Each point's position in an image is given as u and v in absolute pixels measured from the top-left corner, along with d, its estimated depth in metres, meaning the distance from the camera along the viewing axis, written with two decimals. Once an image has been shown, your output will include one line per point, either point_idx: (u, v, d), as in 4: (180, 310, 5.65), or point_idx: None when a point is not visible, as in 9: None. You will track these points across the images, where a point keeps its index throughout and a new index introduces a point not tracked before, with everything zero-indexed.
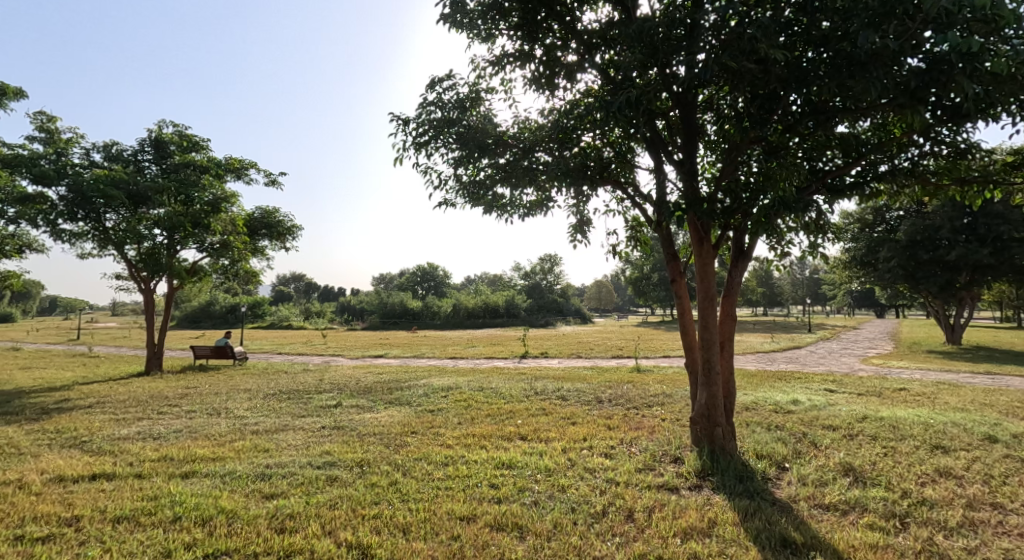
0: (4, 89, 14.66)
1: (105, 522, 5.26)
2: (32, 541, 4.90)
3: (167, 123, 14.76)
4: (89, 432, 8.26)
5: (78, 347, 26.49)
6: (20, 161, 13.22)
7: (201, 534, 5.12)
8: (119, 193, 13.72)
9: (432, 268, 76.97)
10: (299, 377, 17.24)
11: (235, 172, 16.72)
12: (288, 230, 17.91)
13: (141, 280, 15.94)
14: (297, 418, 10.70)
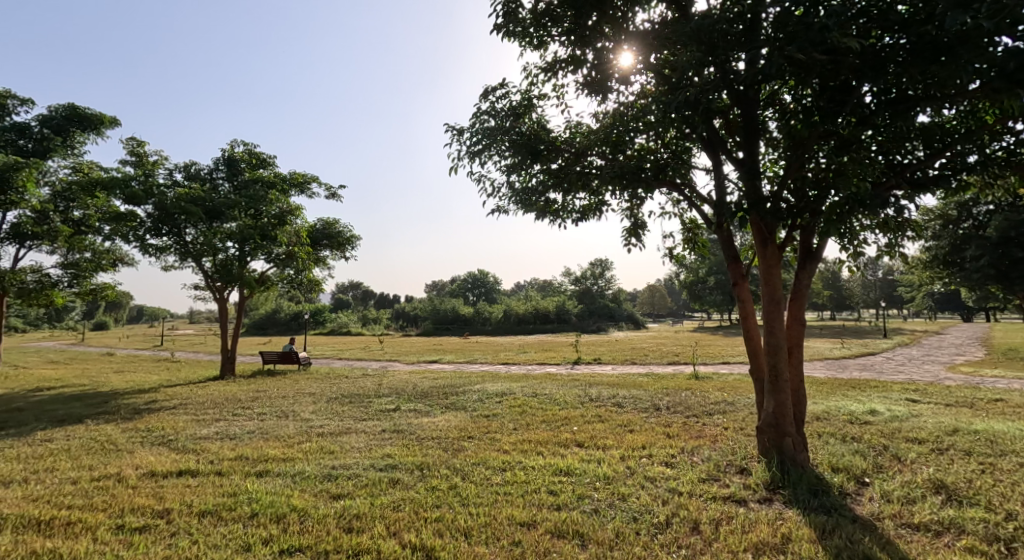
0: (101, 120, 16.95)
1: (192, 515, 5.59)
2: (131, 530, 5.26)
3: (240, 142, 15.89)
4: (174, 431, 8.80)
5: (160, 353, 28.36)
6: (114, 183, 14.34)
7: (277, 530, 5.36)
8: (196, 209, 14.63)
9: (483, 275, 77.67)
10: (359, 381, 17.77)
11: (299, 186, 17.41)
12: (347, 240, 18.51)
13: (216, 290, 16.89)
14: (359, 421, 11.03)
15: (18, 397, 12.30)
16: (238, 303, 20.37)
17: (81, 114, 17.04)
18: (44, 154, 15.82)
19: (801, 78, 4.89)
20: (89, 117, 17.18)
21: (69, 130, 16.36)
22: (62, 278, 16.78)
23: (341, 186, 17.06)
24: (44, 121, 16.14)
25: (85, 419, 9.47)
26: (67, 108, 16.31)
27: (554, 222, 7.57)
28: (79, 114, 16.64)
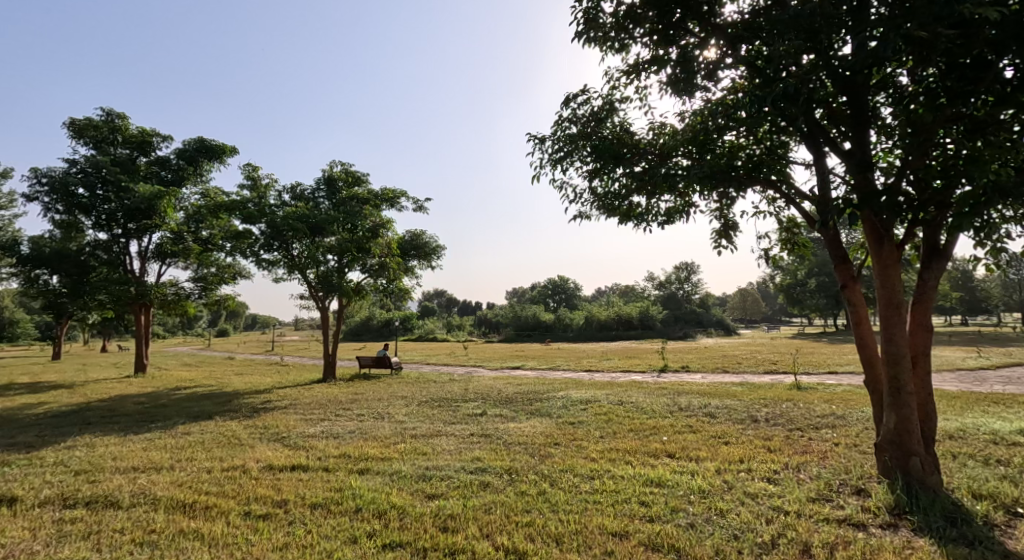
0: (222, 149, 19.39)
1: (305, 506, 6.04)
2: (257, 517, 5.77)
3: (337, 162, 16.99)
4: (287, 429, 9.49)
5: (270, 358, 30.77)
6: (234, 205, 15.90)
7: (379, 525, 5.67)
8: (302, 226, 15.80)
9: (564, 281, 77.30)
10: (447, 386, 18.31)
11: (390, 202, 18.22)
12: (433, 250, 19.17)
13: (319, 300, 18.07)
14: (448, 424, 11.39)
15: (159, 395, 13.85)
16: (337, 310, 21.60)
17: (208, 145, 19.11)
18: (178, 183, 19.01)
19: (923, 57, 4.53)
20: (214, 148, 19.25)
21: (198, 161, 19.17)
22: (194, 290, 19.23)
23: (428, 199, 17.73)
24: (180, 153, 18.98)
25: (214, 416, 10.47)
26: (196, 143, 19.00)
27: (638, 226, 7.52)
28: (207, 145, 19.13)
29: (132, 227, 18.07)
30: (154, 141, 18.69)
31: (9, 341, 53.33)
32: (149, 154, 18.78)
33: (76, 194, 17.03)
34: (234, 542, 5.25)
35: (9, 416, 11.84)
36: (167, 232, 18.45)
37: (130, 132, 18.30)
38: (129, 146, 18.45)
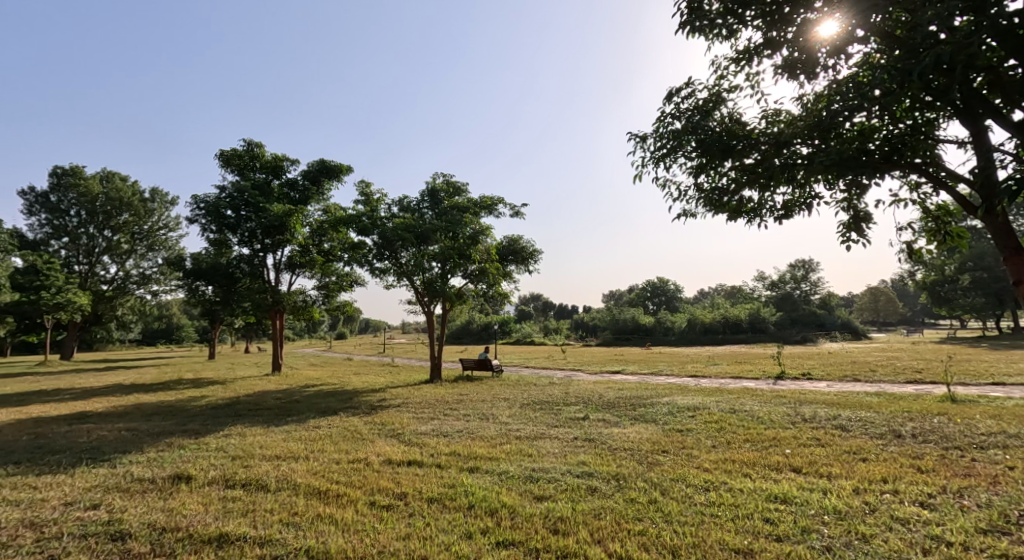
0: (340, 168, 20.84)
1: (423, 500, 6.30)
2: (380, 507, 6.12)
3: (439, 173, 17.67)
4: (401, 426, 9.97)
5: (382, 358, 32.48)
6: (350, 219, 17.13)
7: (492, 523, 5.77)
8: (409, 235, 16.55)
9: (663, 284, 74.34)
10: (548, 389, 18.35)
11: (488, 209, 18.58)
12: (530, 254, 19.28)
13: (424, 304, 18.84)
14: (552, 427, 11.41)
15: (292, 392, 15.14)
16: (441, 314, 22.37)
17: (328, 166, 20.64)
18: (305, 202, 20.64)
19: None
20: (333, 168, 20.72)
21: (320, 180, 20.78)
22: (318, 297, 20.82)
23: (525, 205, 17.87)
24: (304, 174, 20.69)
25: (338, 412, 11.22)
26: (317, 164, 20.60)
27: (751, 222, 7.10)
28: (326, 165, 20.66)
29: (269, 242, 20.00)
30: (285, 166, 20.49)
31: (168, 342, 61.25)
32: (281, 177, 20.59)
33: (225, 215, 19.29)
34: (363, 529, 5.63)
35: (175, 406, 13.48)
36: (295, 246, 20.14)
37: (266, 158, 20.27)
38: (266, 170, 20.44)
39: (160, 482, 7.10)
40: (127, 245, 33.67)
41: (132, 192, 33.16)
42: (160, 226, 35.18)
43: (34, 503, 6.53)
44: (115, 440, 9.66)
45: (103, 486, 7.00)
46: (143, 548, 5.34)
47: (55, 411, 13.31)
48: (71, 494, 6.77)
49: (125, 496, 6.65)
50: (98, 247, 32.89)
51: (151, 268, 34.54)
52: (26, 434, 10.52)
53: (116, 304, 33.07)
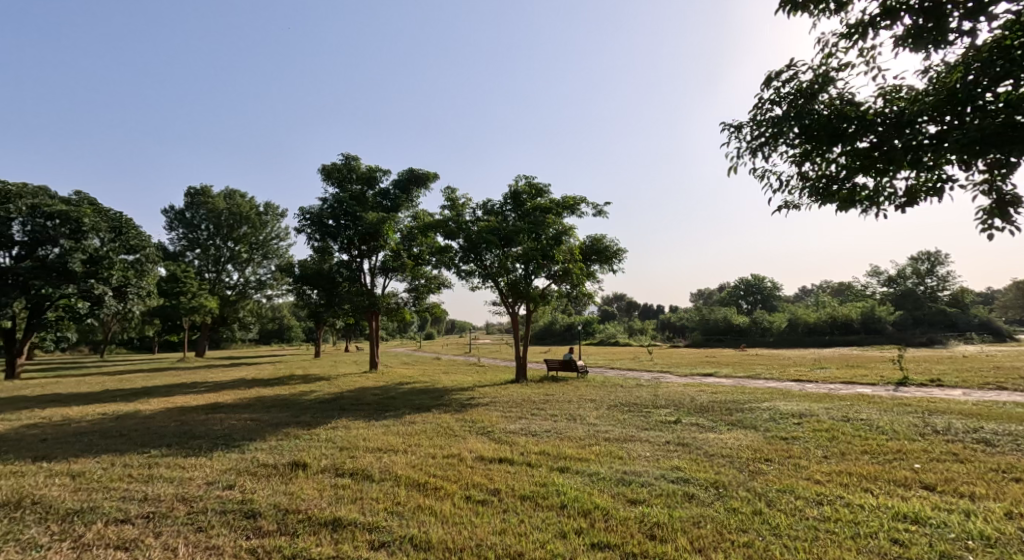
0: (427, 175, 21.42)
1: (515, 497, 6.31)
2: (475, 502, 6.25)
3: (522, 175, 17.66)
4: (491, 424, 10.01)
5: (469, 358, 32.95)
6: (437, 224, 17.64)
7: (587, 523, 5.65)
8: (493, 238, 16.74)
9: (759, 280, 70.43)
10: (635, 391, 17.88)
11: (570, 209, 18.33)
12: (614, 254, 18.83)
13: (509, 305, 18.91)
14: (642, 430, 11.03)
15: (389, 388, 15.70)
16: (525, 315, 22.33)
17: (417, 174, 21.31)
18: (396, 209, 21.39)
19: None
20: (420, 176, 21.36)
21: (410, 189, 21.48)
22: (409, 299, 21.51)
23: (608, 204, 17.45)
24: (395, 183, 21.47)
25: (432, 409, 11.46)
26: (406, 173, 21.33)
27: (866, 211, 6.45)
28: (415, 174, 21.34)
29: (366, 248, 20.92)
30: (378, 176, 21.36)
31: (276, 340, 66.05)
32: (375, 187, 21.49)
33: (327, 224, 20.44)
34: (461, 521, 5.79)
35: (288, 400, 14.38)
36: (388, 251, 20.92)
37: (362, 170, 21.23)
38: (362, 182, 21.43)
39: (280, 468, 7.64)
40: (246, 254, 36.65)
41: (249, 206, 36.06)
42: (273, 236, 37.79)
43: (183, 480, 7.25)
44: (242, 429, 10.41)
45: (236, 469, 7.63)
46: (271, 526, 5.86)
47: (191, 402, 14.63)
48: (211, 474, 7.43)
49: (254, 479, 7.24)
50: (224, 256, 35.97)
51: (266, 274, 37.24)
52: (171, 421, 11.57)
53: (238, 307, 35.93)
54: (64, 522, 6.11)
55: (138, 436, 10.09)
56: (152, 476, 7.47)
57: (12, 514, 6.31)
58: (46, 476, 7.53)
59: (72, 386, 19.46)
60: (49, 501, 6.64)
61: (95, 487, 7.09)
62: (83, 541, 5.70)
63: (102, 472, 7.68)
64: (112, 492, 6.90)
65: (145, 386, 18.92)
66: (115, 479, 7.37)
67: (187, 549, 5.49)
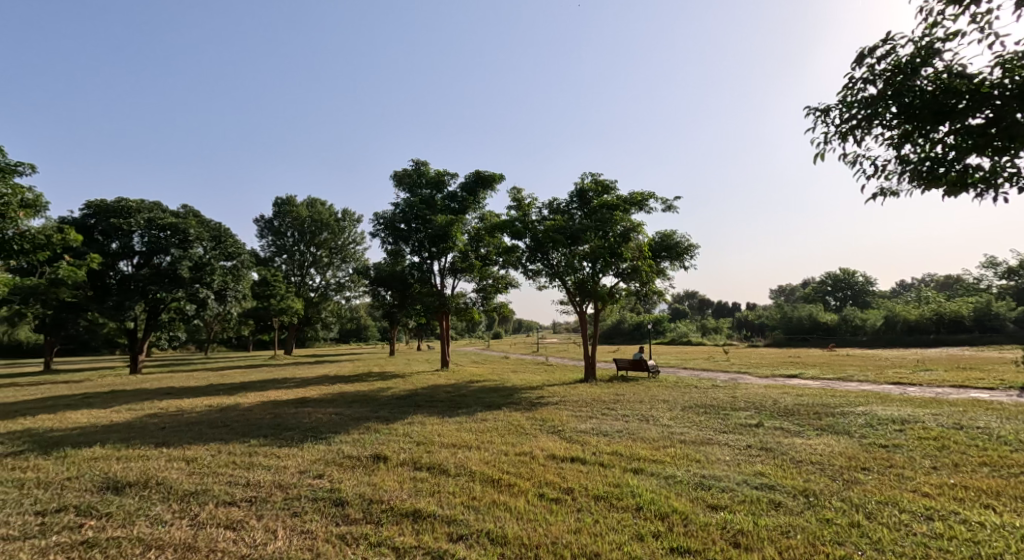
0: (493, 177, 21.43)
1: (589, 497, 6.34)
2: (549, 499, 6.33)
3: (587, 173, 17.26)
4: (562, 423, 9.83)
5: (537, 357, 32.90)
6: (504, 225, 17.61)
7: (664, 527, 5.59)
8: (560, 238, 16.49)
9: (850, 275, 66.14)
10: (712, 392, 17.11)
11: (638, 205, 17.72)
12: (685, 250, 18.07)
13: (577, 304, 18.61)
14: (719, 433, 10.46)
15: (461, 386, 15.80)
16: (593, 313, 21.89)
17: (483, 176, 21.38)
18: (463, 211, 21.55)
19: None
20: (486, 177, 21.41)
21: (477, 191, 21.56)
22: (477, 299, 21.63)
23: (678, 198, 16.75)
24: (462, 185, 21.64)
25: (502, 406, 11.38)
26: (473, 175, 21.45)
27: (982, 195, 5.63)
28: (481, 176, 21.42)
29: (435, 251, 21.18)
30: (446, 180, 21.59)
31: (354, 338, 68.70)
32: (443, 190, 21.71)
33: (399, 228, 20.94)
34: (536, 519, 5.87)
35: (368, 395, 14.78)
36: (457, 252, 21.09)
37: (430, 174, 21.56)
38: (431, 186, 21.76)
39: (363, 459, 7.79)
40: (327, 259, 38.21)
41: (328, 213, 37.61)
42: (350, 241, 39.15)
43: (279, 468, 7.52)
44: (329, 422, 10.73)
45: (324, 460, 7.84)
46: (358, 514, 6.04)
47: (282, 396, 15.33)
48: (303, 463, 7.67)
49: (340, 469, 7.42)
50: (307, 261, 37.70)
51: (344, 277, 38.68)
52: (266, 414, 12.11)
53: (321, 309, 37.51)
54: (183, 502, 6.48)
55: (239, 427, 10.62)
56: (253, 463, 7.79)
57: (140, 493, 6.76)
58: (166, 460, 8.02)
59: (180, 380, 20.95)
60: (170, 482, 7.06)
61: (207, 471, 7.47)
62: (197, 520, 6.02)
63: (211, 458, 8.10)
64: (220, 477, 7.25)
65: (243, 381, 20.05)
66: (223, 465, 7.74)
67: (284, 532, 5.73)
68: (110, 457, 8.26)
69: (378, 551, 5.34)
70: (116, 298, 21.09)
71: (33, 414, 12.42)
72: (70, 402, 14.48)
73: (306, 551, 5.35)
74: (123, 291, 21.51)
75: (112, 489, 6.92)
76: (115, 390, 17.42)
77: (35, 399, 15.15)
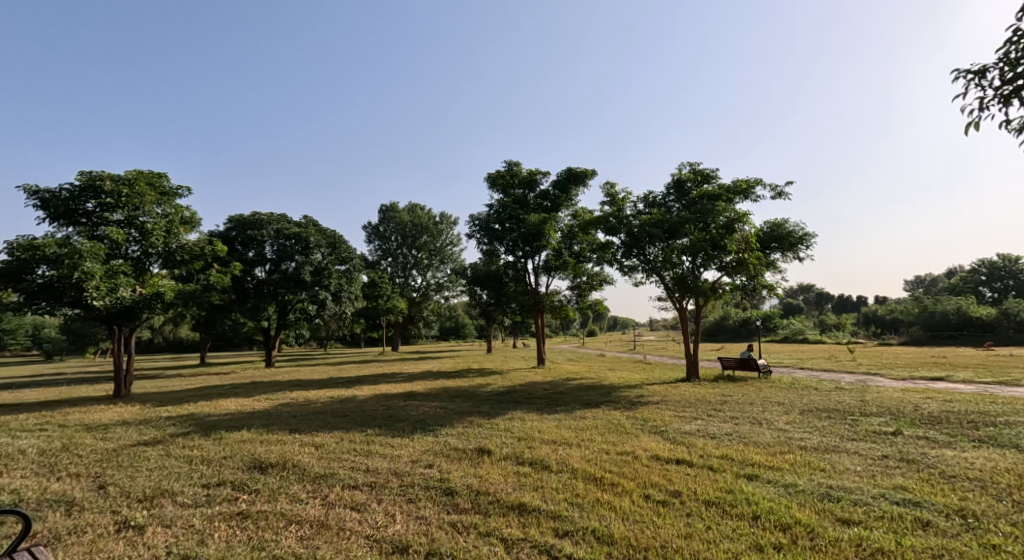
0: (586, 173, 20.92)
1: (699, 501, 5.91)
2: (656, 502, 5.93)
3: (685, 162, 16.25)
4: (665, 424, 9.30)
5: (636, 356, 31.89)
6: (598, 221, 17.09)
7: (786, 539, 5.12)
8: (657, 231, 15.68)
9: (1008, 261, 58.01)
10: (836, 395, 15.54)
11: (743, 193, 16.45)
12: (799, 240, 16.54)
13: (676, 300, 17.68)
14: (847, 440, 9.38)
15: (560, 383, 15.48)
16: (694, 309, 20.75)
17: (575, 172, 20.96)
18: (556, 209, 21.22)
19: None
20: (579, 174, 20.95)
21: (569, 188, 21.18)
22: (572, 297, 21.30)
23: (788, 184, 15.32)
24: (555, 183, 21.32)
25: (603, 405, 10.96)
26: (565, 172, 21.07)
27: None
28: (574, 173, 21.00)
29: (529, 249, 21.01)
30: (539, 178, 21.38)
31: (456, 335, 70.72)
32: (536, 189, 21.53)
33: (493, 229, 21.00)
34: (643, 520, 5.51)
35: (470, 391, 14.89)
36: (550, 250, 20.78)
37: (523, 174, 21.43)
38: (522, 186, 21.62)
39: (468, 452, 7.71)
40: (427, 260, 39.23)
41: (427, 217, 38.85)
42: (448, 243, 40.00)
43: (393, 457, 7.62)
44: (435, 415, 10.85)
45: (433, 450, 7.85)
46: (467, 504, 5.92)
47: (392, 390, 15.84)
48: (415, 453, 7.73)
49: (449, 460, 7.38)
50: (409, 263, 39.13)
51: (443, 277, 39.66)
52: (380, 405, 12.51)
53: (422, 308, 38.73)
54: (315, 483, 6.70)
55: (357, 417, 11.02)
56: (371, 451, 7.96)
57: (280, 473, 7.09)
58: (299, 445, 8.41)
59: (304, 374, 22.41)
60: (303, 464, 7.35)
61: (333, 456, 7.74)
62: (326, 500, 6.17)
63: (336, 445, 8.40)
64: (344, 462, 7.45)
65: (358, 375, 21.07)
66: (346, 451, 8.00)
67: (403, 516, 5.73)
68: (255, 440, 8.80)
69: (487, 540, 5.20)
70: (253, 301, 23.21)
71: (192, 401, 13.70)
72: (220, 391, 15.87)
73: (422, 536, 5.29)
74: (259, 295, 23.59)
75: (257, 468, 7.33)
76: (254, 381, 18.93)
77: (190, 388, 16.75)
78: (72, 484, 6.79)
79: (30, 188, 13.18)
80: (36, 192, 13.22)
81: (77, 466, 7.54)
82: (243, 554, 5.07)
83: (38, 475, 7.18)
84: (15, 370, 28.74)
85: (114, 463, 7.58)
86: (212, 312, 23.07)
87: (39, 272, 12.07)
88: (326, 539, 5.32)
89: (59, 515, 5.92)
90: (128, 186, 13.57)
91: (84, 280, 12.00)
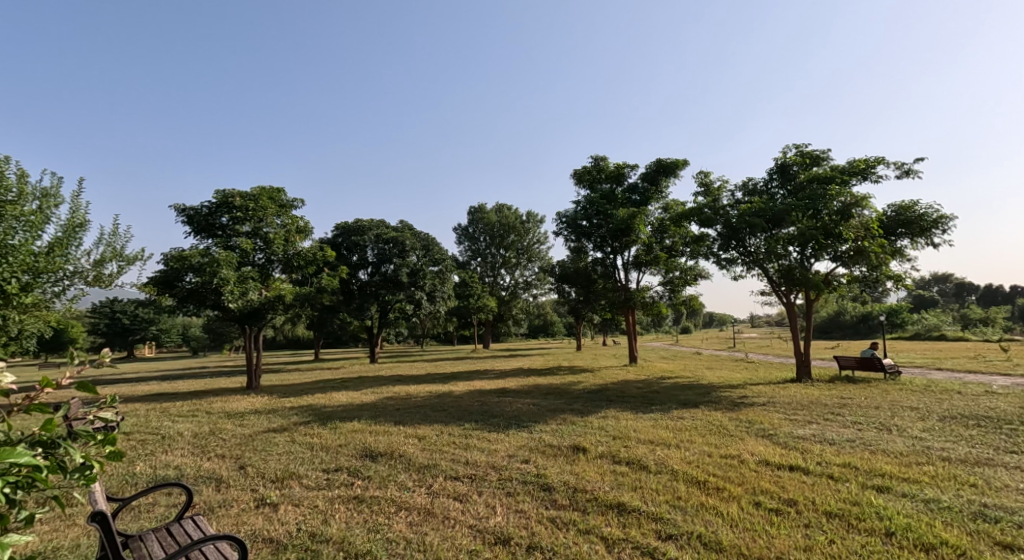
0: (677, 164, 19.94)
1: (819, 513, 5.27)
2: (768, 509, 5.36)
3: (790, 145, 14.90)
4: (773, 426, 8.53)
5: (739, 354, 29.98)
6: (692, 213, 16.21)
7: None
8: (759, 221, 14.55)
9: None
10: (984, 400, 13.62)
11: (861, 174, 14.85)
12: (933, 224, 14.64)
13: (783, 295, 16.33)
14: (1002, 451, 8.11)
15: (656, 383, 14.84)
16: (802, 304, 19.14)
17: (665, 164, 19.98)
18: (645, 203, 20.40)
19: None
20: (670, 165, 19.97)
21: (658, 179, 20.26)
22: (665, 293, 20.43)
23: (917, 162, 13.61)
24: (643, 176, 20.49)
25: (701, 405, 10.30)
26: (654, 164, 20.17)
27: None
28: (663, 164, 20.05)
29: (617, 245, 20.36)
30: (627, 172, 20.66)
31: (551, 333, 70.71)
32: (624, 183, 20.82)
33: (581, 225, 20.57)
34: (755, 528, 4.99)
35: (562, 388, 14.64)
36: (640, 245, 19.96)
37: (610, 168, 20.79)
38: (609, 180, 20.95)
39: (563, 449, 7.45)
40: (515, 259, 39.42)
41: (514, 216, 39.00)
42: (535, 242, 39.95)
43: (490, 451, 7.54)
44: (529, 412, 10.70)
45: (527, 447, 7.69)
46: (565, 501, 5.68)
47: (487, 386, 15.95)
48: (510, 448, 7.60)
49: (544, 456, 7.18)
50: (498, 262, 39.53)
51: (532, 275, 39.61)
52: (475, 401, 12.57)
53: (512, 307, 39.00)
54: (421, 473, 6.75)
55: (455, 411, 11.12)
56: (469, 444, 7.95)
57: (389, 462, 7.23)
58: (403, 437, 8.58)
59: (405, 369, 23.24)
60: (408, 455, 7.45)
61: (435, 448, 7.80)
62: (431, 490, 6.18)
63: (436, 437, 8.47)
64: (446, 454, 7.47)
65: (455, 372, 21.48)
66: (445, 444, 8.03)
67: (503, 509, 5.59)
68: (366, 431, 9.10)
69: (588, 538, 4.93)
70: (358, 301, 24.38)
71: (310, 392, 14.57)
72: (332, 385, 16.75)
73: (523, 529, 5.12)
74: (363, 295, 24.74)
75: (369, 457, 7.53)
76: (361, 376, 19.86)
77: (308, 381, 17.86)
78: (219, 464, 7.32)
79: (179, 206, 14.60)
80: (184, 210, 14.64)
81: (222, 448, 8.15)
82: (361, 535, 5.15)
83: (192, 455, 7.82)
84: (165, 364, 32.27)
85: (250, 447, 8.12)
86: (324, 312, 24.52)
87: (188, 279, 13.33)
88: (433, 526, 5.29)
89: (210, 490, 6.37)
90: (254, 201, 14.76)
91: (222, 285, 13.07)
